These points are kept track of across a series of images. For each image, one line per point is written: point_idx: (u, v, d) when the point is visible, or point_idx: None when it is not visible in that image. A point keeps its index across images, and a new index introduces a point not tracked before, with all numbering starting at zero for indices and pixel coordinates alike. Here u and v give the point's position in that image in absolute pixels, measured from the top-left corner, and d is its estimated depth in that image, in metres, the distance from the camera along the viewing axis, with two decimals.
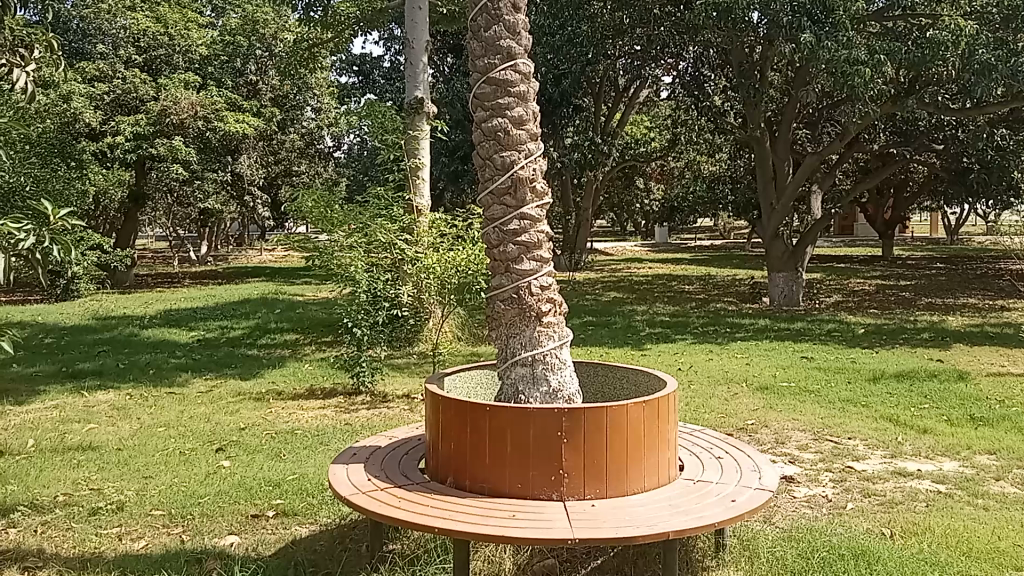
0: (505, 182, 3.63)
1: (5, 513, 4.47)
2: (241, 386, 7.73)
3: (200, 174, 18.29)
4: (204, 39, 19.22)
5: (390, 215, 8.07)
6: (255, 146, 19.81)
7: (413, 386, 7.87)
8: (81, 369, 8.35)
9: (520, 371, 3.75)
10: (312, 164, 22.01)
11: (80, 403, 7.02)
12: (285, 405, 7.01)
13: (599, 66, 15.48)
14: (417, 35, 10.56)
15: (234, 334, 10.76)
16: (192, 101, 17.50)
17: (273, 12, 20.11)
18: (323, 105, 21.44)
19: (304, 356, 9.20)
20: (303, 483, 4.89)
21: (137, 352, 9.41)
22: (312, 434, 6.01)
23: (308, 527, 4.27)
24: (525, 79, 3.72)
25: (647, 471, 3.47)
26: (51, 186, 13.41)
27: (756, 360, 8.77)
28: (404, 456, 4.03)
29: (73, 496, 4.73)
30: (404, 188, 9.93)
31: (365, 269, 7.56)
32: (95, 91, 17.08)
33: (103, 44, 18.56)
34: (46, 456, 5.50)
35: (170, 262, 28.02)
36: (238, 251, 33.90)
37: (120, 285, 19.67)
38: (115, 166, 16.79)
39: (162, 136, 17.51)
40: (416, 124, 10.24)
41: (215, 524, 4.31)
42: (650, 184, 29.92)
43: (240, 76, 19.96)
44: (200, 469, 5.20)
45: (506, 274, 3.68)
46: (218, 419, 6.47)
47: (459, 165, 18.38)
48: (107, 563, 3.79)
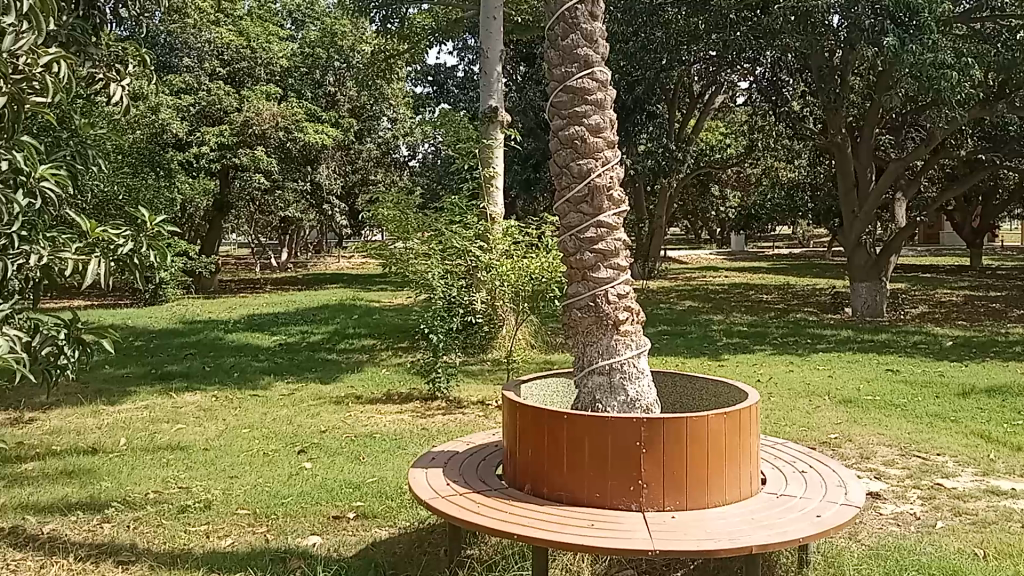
0: (581, 190, 3.64)
1: (101, 508, 4.68)
2: (321, 389, 7.90)
3: (281, 183, 18.69)
4: (285, 51, 19.58)
5: (464, 222, 8.13)
6: (334, 156, 20.34)
7: (488, 392, 7.88)
8: (170, 371, 8.64)
9: (597, 381, 3.73)
10: (389, 173, 22.24)
11: (169, 403, 7.28)
12: (363, 409, 7.13)
13: (673, 73, 15.36)
14: (492, 45, 10.63)
15: (315, 338, 10.99)
16: (273, 112, 18.10)
17: (351, 25, 20.55)
18: (399, 115, 21.79)
19: (381, 361, 9.34)
20: (383, 486, 4.96)
21: (222, 355, 9.70)
22: (390, 438, 6.09)
23: (388, 530, 4.32)
24: (603, 87, 3.71)
25: (728, 484, 3.41)
26: (142, 194, 13.93)
27: (839, 372, 8.54)
28: (482, 462, 4.06)
29: (163, 493, 4.91)
30: (477, 196, 9.98)
31: (441, 275, 7.69)
32: (181, 102, 17.62)
33: (189, 58, 18.99)
34: (139, 454, 5.72)
35: (252, 270, 28.81)
36: (317, 259, 34.67)
37: (205, 290, 20.27)
38: (201, 175, 17.33)
39: (246, 146, 18.13)
40: (490, 133, 10.35)
41: (299, 524, 4.41)
42: (726, 191, 29.49)
43: (320, 88, 20.32)
44: (283, 470, 5.33)
45: (583, 281, 3.67)
46: (301, 421, 6.63)
47: (531, 173, 18.61)
48: (195, 559, 3.93)
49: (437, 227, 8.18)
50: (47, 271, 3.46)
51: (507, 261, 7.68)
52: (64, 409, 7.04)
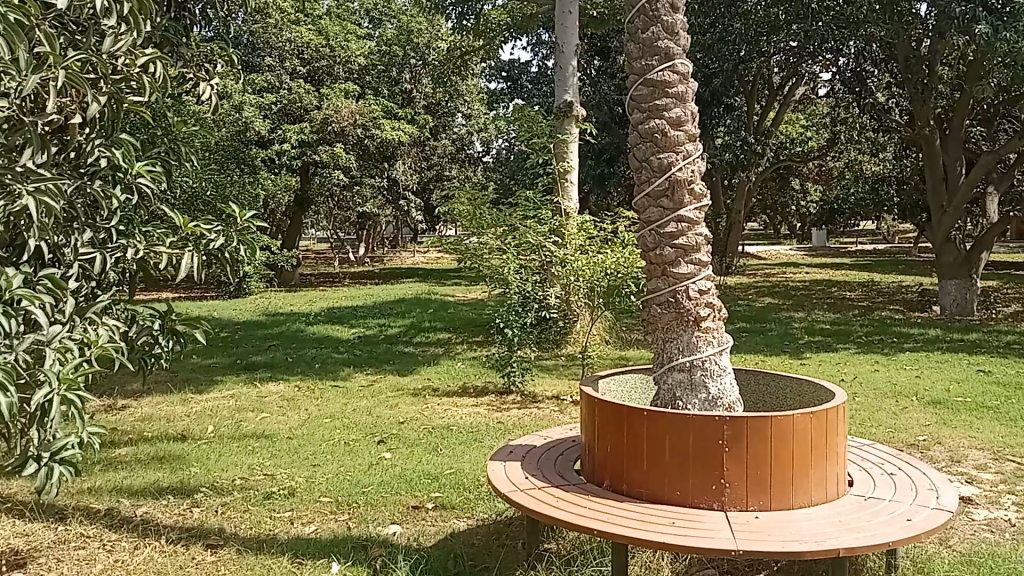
0: (662, 184, 3.60)
1: (191, 493, 4.86)
2: (399, 381, 8.03)
3: (359, 179, 19.05)
4: (363, 49, 19.88)
5: (539, 218, 8.13)
6: (410, 152, 20.59)
7: (563, 387, 7.88)
8: (254, 361, 8.90)
9: (678, 378, 3.69)
10: (463, 168, 22.42)
11: (254, 393, 7.51)
12: (440, 401, 7.22)
13: (751, 66, 15.06)
14: (567, 39, 10.59)
15: (392, 331, 11.16)
16: (352, 110, 18.43)
17: (427, 22, 20.75)
18: (473, 110, 21.96)
19: (456, 354, 9.42)
20: (461, 478, 5.01)
21: (304, 346, 9.94)
22: (466, 431, 6.15)
23: (466, 521, 4.36)
24: (684, 80, 3.65)
25: (813, 485, 3.33)
26: (228, 190, 14.36)
27: (927, 373, 8.25)
28: (560, 457, 4.05)
29: (249, 479, 5.07)
30: (552, 191, 9.97)
31: (516, 270, 7.73)
32: (264, 100, 18.06)
33: (270, 57, 19.33)
34: (226, 442, 5.91)
35: (331, 264, 29.44)
36: (394, 253, 35.19)
37: (287, 284, 20.80)
38: (283, 172, 17.77)
39: (325, 143, 18.50)
40: (565, 127, 10.29)
41: (379, 512, 4.50)
42: (806, 185, 28.79)
43: (396, 85, 20.60)
44: (363, 459, 5.43)
45: (663, 277, 3.63)
46: (380, 412, 6.75)
47: (605, 168, 18.50)
48: (280, 544, 4.05)
49: (512, 223, 8.22)
50: (143, 264, 3.58)
51: (582, 258, 7.56)
52: (156, 397, 7.32)
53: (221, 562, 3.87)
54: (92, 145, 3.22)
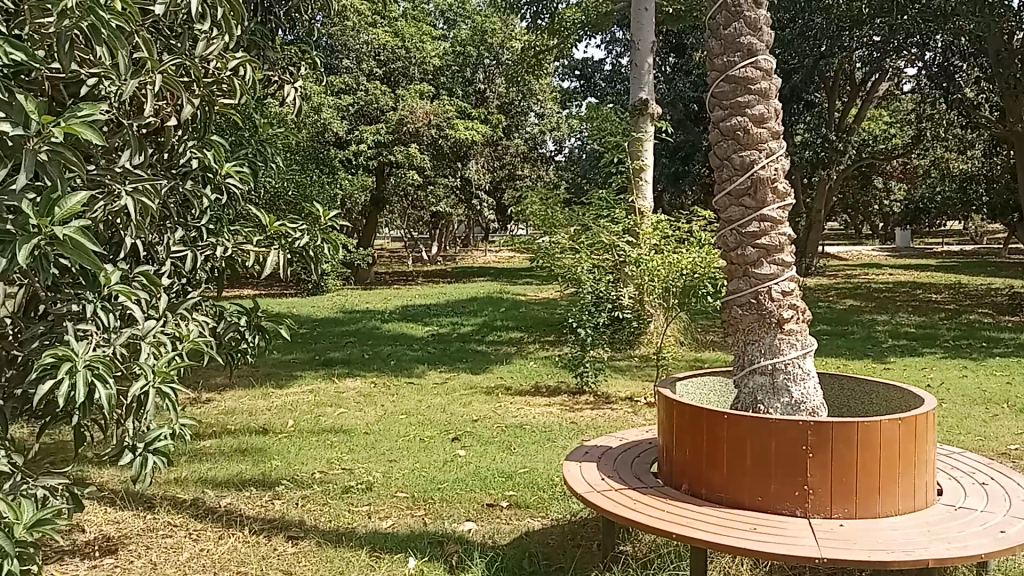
0: (744, 182, 3.53)
1: (273, 485, 4.99)
2: (472, 379, 8.09)
3: (433, 179, 19.29)
4: (438, 50, 20.06)
5: (612, 217, 8.08)
6: (483, 152, 20.70)
7: (637, 388, 7.81)
8: (332, 358, 9.08)
9: (759, 381, 3.62)
10: (535, 168, 22.45)
11: (332, 388, 7.66)
12: (513, 400, 7.24)
13: (833, 61, 14.65)
14: (643, 37, 10.47)
15: (465, 330, 11.25)
16: (426, 110, 18.63)
17: (501, 22, 20.83)
18: (546, 110, 21.98)
19: (529, 354, 9.44)
20: (535, 477, 5.02)
21: (380, 343, 10.10)
22: (540, 430, 6.15)
23: (540, 520, 4.37)
24: (768, 75, 3.58)
25: (900, 493, 3.22)
26: (308, 190, 14.67)
27: (1019, 379, 7.90)
28: (637, 459, 4.02)
29: (328, 473, 5.18)
30: (626, 190, 9.89)
31: (589, 270, 7.68)
32: (342, 102, 18.36)
33: (347, 60, 19.55)
34: (305, 435, 6.05)
35: (405, 262, 29.85)
36: (466, 252, 35.46)
37: (362, 282, 21.16)
38: (359, 172, 18.07)
39: (400, 143, 18.74)
40: (640, 126, 10.11)
41: (455, 509, 4.54)
42: (888, 183, 27.93)
43: (470, 86, 20.75)
44: (438, 456, 5.49)
45: (745, 278, 3.57)
46: (454, 410, 6.81)
47: (680, 166, 18.28)
48: (359, 538, 4.13)
49: (586, 222, 8.19)
50: (231, 263, 3.71)
51: (657, 256, 7.44)
52: (238, 391, 7.54)
53: (301, 554, 3.97)
54: (186, 146, 3.34)
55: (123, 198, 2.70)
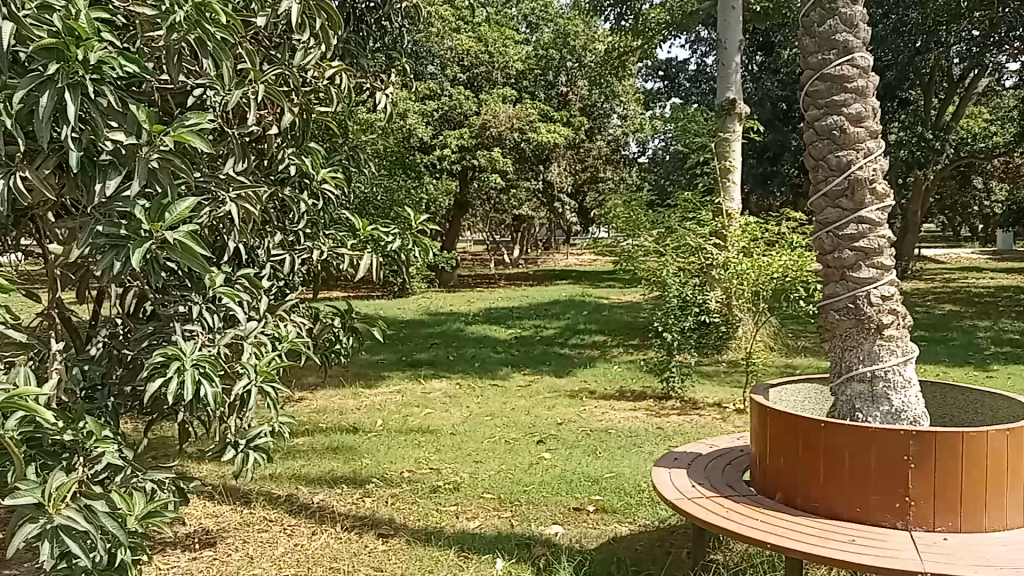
0: (840, 184, 3.43)
1: (363, 483, 5.08)
2: (556, 382, 8.08)
3: (515, 182, 19.38)
4: (521, 54, 20.11)
5: (699, 219, 7.95)
6: (565, 154, 20.67)
7: (725, 394, 7.67)
8: (418, 359, 9.21)
9: (857, 388, 3.50)
10: (618, 170, 22.29)
11: (419, 389, 7.77)
12: (598, 404, 7.20)
13: (930, 58, 14.10)
14: (730, 36, 10.28)
15: (548, 333, 11.25)
16: (509, 114, 18.72)
17: (584, 24, 20.78)
18: (629, 111, 21.82)
19: (613, 357, 9.38)
20: (621, 482, 4.98)
21: (464, 345, 10.18)
22: (626, 435, 6.10)
23: (628, 526, 4.34)
24: (865, 73, 3.46)
25: (1010, 507, 3.07)
26: (395, 195, 14.91)
27: None
28: (729, 466, 3.94)
29: (416, 473, 5.25)
30: (713, 191, 9.71)
31: (675, 273, 7.56)
32: (427, 108, 18.56)
33: (432, 66, 19.70)
34: (393, 435, 6.15)
35: (487, 265, 30.06)
36: (547, 255, 35.47)
37: (446, 284, 21.39)
38: (443, 177, 18.28)
39: (483, 147, 18.86)
40: (726, 126, 9.89)
41: (542, 512, 4.54)
42: (989, 183, 26.69)
43: (552, 88, 20.73)
44: (524, 458, 5.51)
45: (842, 282, 3.46)
46: (539, 413, 6.81)
47: (768, 167, 17.86)
48: (447, 537, 4.17)
49: (672, 225, 8.09)
50: (326, 267, 3.80)
51: (747, 259, 7.26)
52: (329, 390, 7.73)
53: (392, 551, 4.03)
54: (285, 153, 3.45)
55: (227, 204, 2.78)
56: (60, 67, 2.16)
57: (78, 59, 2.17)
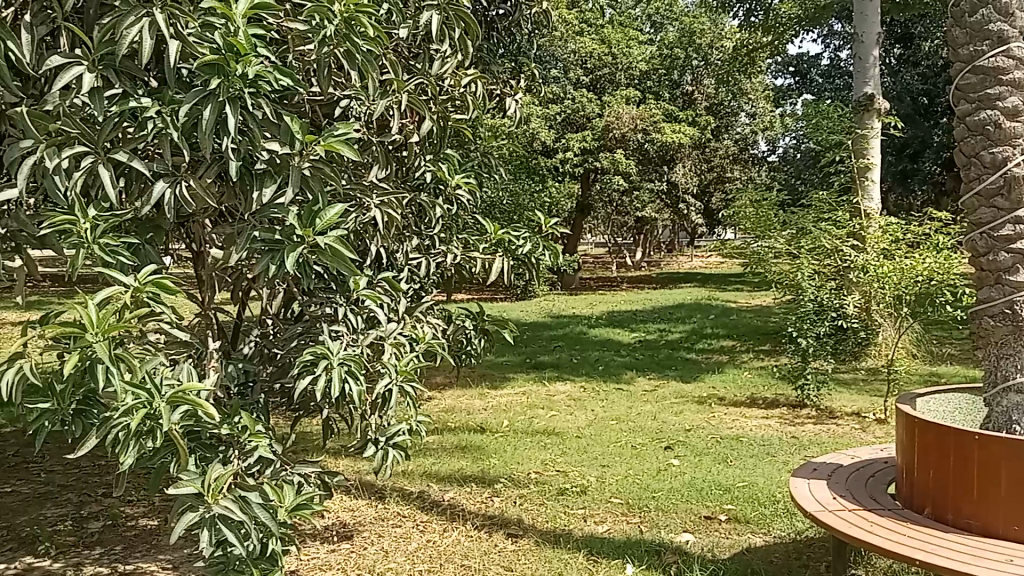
0: (995, 182, 3.22)
1: (491, 482, 5.16)
2: (683, 387, 7.95)
3: (638, 184, 19.22)
4: (645, 55, 19.92)
5: (835, 220, 7.64)
6: (691, 155, 20.32)
7: (864, 403, 7.33)
8: (542, 361, 9.27)
9: (1014, 400, 3.27)
10: (746, 169, 21.69)
11: (544, 391, 7.82)
12: (728, 411, 7.04)
13: None
14: (868, 28, 9.82)
15: (674, 337, 11.09)
16: (633, 115, 18.55)
17: (710, 22, 20.38)
18: (758, 109, 21.22)
19: (743, 363, 9.15)
20: (755, 491, 4.85)
21: (588, 348, 10.16)
22: (758, 443, 5.93)
23: (762, 537, 4.21)
24: (1021, 64, 3.22)
25: None
26: (521, 199, 15.06)
27: None
28: (872, 478, 3.77)
29: (543, 474, 5.28)
30: (850, 191, 9.34)
31: (811, 276, 7.27)
32: (549, 112, 18.66)
33: (555, 69, 19.82)
34: (519, 436, 6.21)
35: (609, 268, 29.92)
36: (671, 258, 34.94)
37: (568, 287, 21.41)
38: (566, 180, 18.33)
39: (606, 149, 18.79)
40: (864, 122, 9.57)
41: (672, 519, 4.47)
42: None
43: (677, 88, 20.50)
44: (652, 464, 5.45)
45: (997, 286, 3.25)
46: (666, 418, 6.72)
47: (908, 164, 16.86)
48: (576, 540, 4.18)
49: (805, 227, 7.81)
50: (460, 270, 3.88)
51: (887, 262, 6.83)
52: (457, 390, 7.89)
53: (522, 552, 4.07)
54: (423, 160, 3.55)
55: (373, 210, 2.95)
56: (221, 82, 2.29)
57: (237, 74, 2.29)
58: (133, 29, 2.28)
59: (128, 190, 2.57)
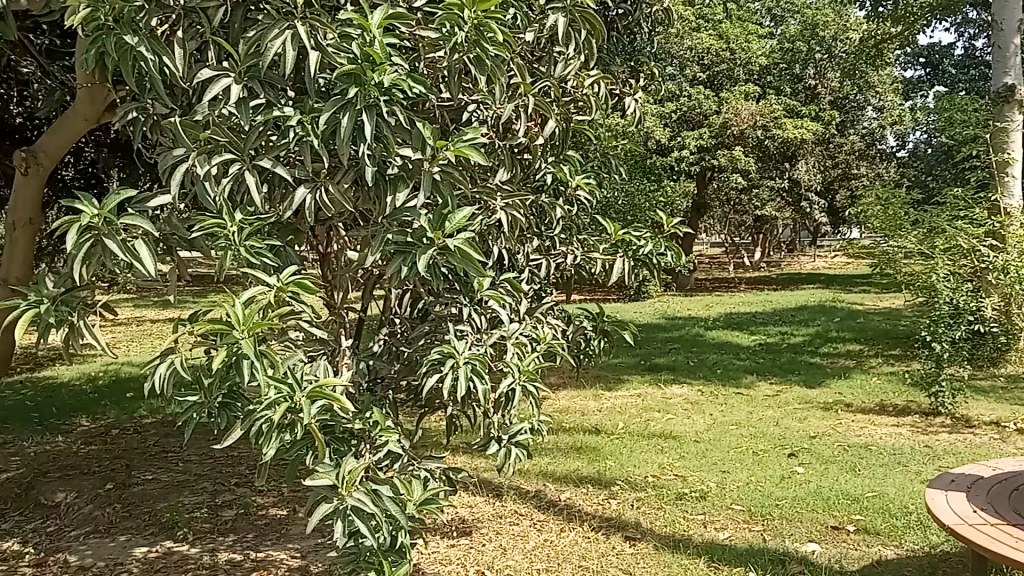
0: None
1: (608, 484, 5.14)
2: (806, 393, 7.69)
3: (757, 182, 18.70)
4: (764, 49, 19.38)
5: (972, 218, 7.23)
6: (814, 151, 19.60)
7: (1005, 412, 6.91)
8: (658, 363, 9.15)
9: None
10: (873, 166, 20.77)
11: (660, 393, 7.73)
12: (855, 418, 6.77)
13: None
14: (1007, 13, 8.97)
15: (796, 340, 10.74)
16: (752, 111, 18.08)
17: (834, 13, 19.63)
18: (887, 102, 20.26)
19: (870, 368, 8.77)
20: (885, 502, 4.65)
21: (706, 351, 9.98)
22: (889, 452, 5.69)
23: (894, 550, 4.04)
24: None
25: None
26: (635, 199, 14.92)
27: None
28: (1017, 492, 3.54)
29: (661, 478, 5.22)
30: (989, 187, 8.81)
31: (946, 278, 6.86)
32: (665, 110, 18.43)
33: (671, 66, 19.53)
34: (636, 438, 6.16)
35: (727, 268, 29.26)
36: (793, 258, 33.83)
37: (684, 287, 21.06)
38: (682, 178, 18.05)
39: (724, 146, 18.43)
40: (1004, 115, 8.69)
41: (796, 528, 4.35)
42: None
43: (799, 82, 19.94)
44: (774, 471, 5.30)
45: None
46: (789, 424, 6.52)
47: None
48: (696, 546, 4.11)
49: (939, 226, 7.40)
50: (580, 271, 3.89)
51: None
52: (572, 391, 7.89)
53: (640, 555, 4.04)
54: (544, 161, 3.59)
55: (498, 212, 3.01)
56: (358, 90, 2.39)
57: (373, 83, 2.38)
58: (277, 42, 2.41)
59: (271, 194, 2.70)
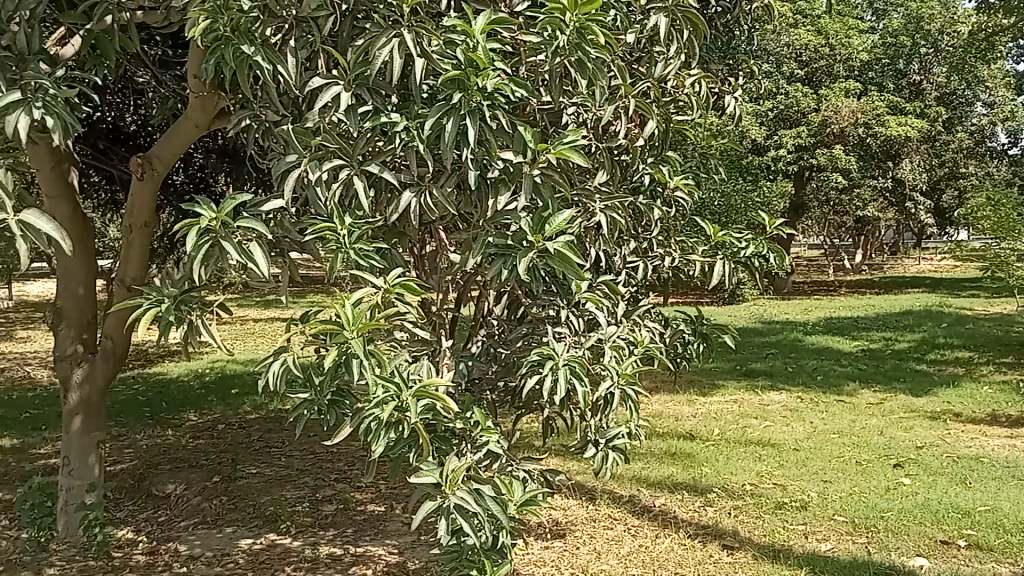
0: None
1: (703, 491, 5.07)
2: (912, 401, 7.40)
3: (858, 182, 18.07)
4: (866, 44, 18.73)
5: None
6: (919, 150, 18.84)
7: None
8: (755, 369, 8.96)
9: None
10: (982, 164, 19.85)
11: (756, 400, 7.56)
12: (965, 428, 6.48)
13: None
14: None
15: (901, 346, 10.35)
16: (853, 109, 17.51)
17: (941, 5, 18.85)
18: (997, 97, 19.57)
19: (981, 376, 8.38)
20: (1000, 517, 4.43)
21: (804, 356, 9.72)
22: (1003, 464, 5.42)
23: (1010, 568, 3.85)
24: None
25: None
26: (731, 200, 14.63)
27: None
28: None
29: (759, 486, 5.11)
30: None
31: None
32: (761, 108, 18.09)
33: (768, 64, 19.09)
34: (732, 445, 6.05)
35: (825, 271, 28.37)
36: (895, 261, 32.58)
37: (780, 291, 20.52)
38: (778, 178, 17.62)
39: (823, 145, 17.89)
40: None
41: (903, 541, 4.19)
42: None
43: (903, 78, 19.22)
44: (879, 481, 5.12)
45: None
46: (893, 434, 6.28)
47: None
48: (797, 557, 4.01)
49: None
50: (678, 273, 3.85)
51: None
52: (665, 396, 7.79)
53: (739, 565, 3.97)
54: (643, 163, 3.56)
55: (597, 214, 3.00)
56: (462, 95, 2.42)
57: (476, 88, 2.41)
58: (385, 49, 2.49)
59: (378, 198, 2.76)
